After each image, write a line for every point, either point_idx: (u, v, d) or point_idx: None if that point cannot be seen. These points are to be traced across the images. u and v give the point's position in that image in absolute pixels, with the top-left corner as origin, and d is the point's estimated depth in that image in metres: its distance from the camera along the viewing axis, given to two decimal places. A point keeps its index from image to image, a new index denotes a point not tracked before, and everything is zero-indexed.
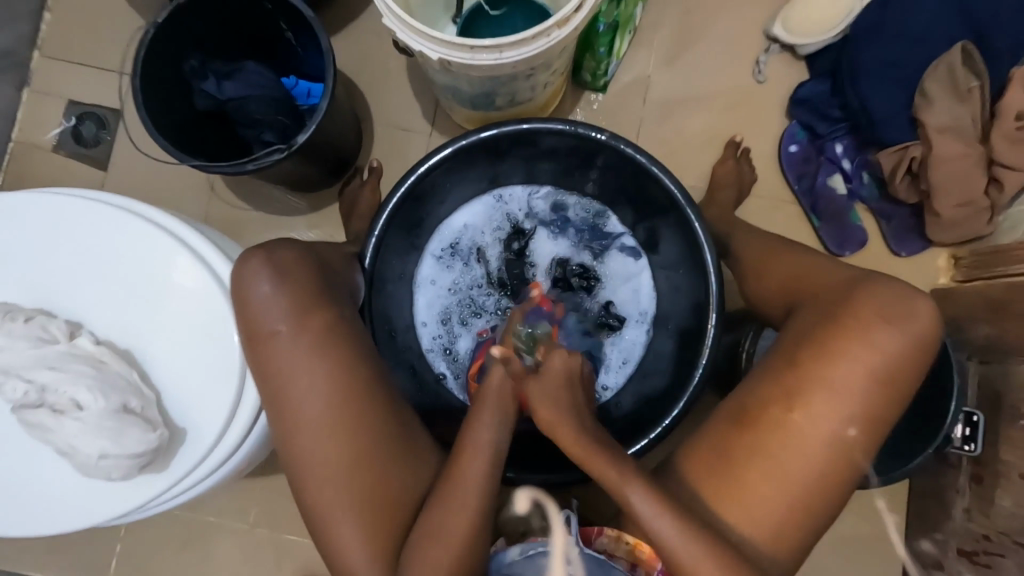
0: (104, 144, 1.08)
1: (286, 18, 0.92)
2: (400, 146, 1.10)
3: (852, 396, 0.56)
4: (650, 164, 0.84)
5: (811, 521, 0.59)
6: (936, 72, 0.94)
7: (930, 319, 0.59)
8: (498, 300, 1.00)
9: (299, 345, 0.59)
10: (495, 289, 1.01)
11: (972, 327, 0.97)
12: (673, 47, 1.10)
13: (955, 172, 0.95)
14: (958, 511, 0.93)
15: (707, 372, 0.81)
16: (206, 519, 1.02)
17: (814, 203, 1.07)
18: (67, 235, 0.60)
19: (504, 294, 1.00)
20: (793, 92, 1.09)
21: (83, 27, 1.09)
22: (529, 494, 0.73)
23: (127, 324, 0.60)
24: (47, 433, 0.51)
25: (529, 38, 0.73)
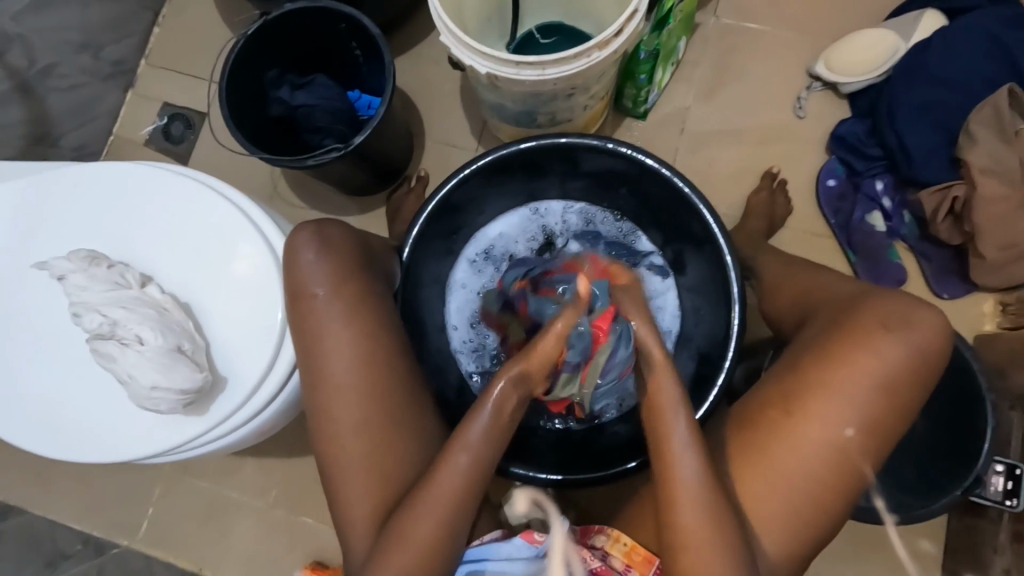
0: (188, 141, 1.21)
1: (359, 41, 1.02)
2: (446, 159, 1.18)
3: (851, 407, 0.60)
4: (689, 190, 0.86)
5: (812, 532, 0.61)
6: (981, 113, 0.93)
7: (935, 339, 0.61)
8: None
9: (334, 312, 0.64)
10: None
11: (1017, 376, 0.93)
12: (716, 81, 1.15)
13: (1000, 213, 0.93)
14: (997, 572, 0.86)
15: (725, 389, 0.80)
16: (230, 494, 1.06)
17: (850, 238, 1.06)
18: (151, 200, 0.69)
19: None
20: (833, 130, 1.10)
21: (185, 41, 1.24)
22: (529, 495, 0.70)
23: (189, 282, 0.67)
24: (112, 362, 0.59)
25: (569, 58, 0.79)
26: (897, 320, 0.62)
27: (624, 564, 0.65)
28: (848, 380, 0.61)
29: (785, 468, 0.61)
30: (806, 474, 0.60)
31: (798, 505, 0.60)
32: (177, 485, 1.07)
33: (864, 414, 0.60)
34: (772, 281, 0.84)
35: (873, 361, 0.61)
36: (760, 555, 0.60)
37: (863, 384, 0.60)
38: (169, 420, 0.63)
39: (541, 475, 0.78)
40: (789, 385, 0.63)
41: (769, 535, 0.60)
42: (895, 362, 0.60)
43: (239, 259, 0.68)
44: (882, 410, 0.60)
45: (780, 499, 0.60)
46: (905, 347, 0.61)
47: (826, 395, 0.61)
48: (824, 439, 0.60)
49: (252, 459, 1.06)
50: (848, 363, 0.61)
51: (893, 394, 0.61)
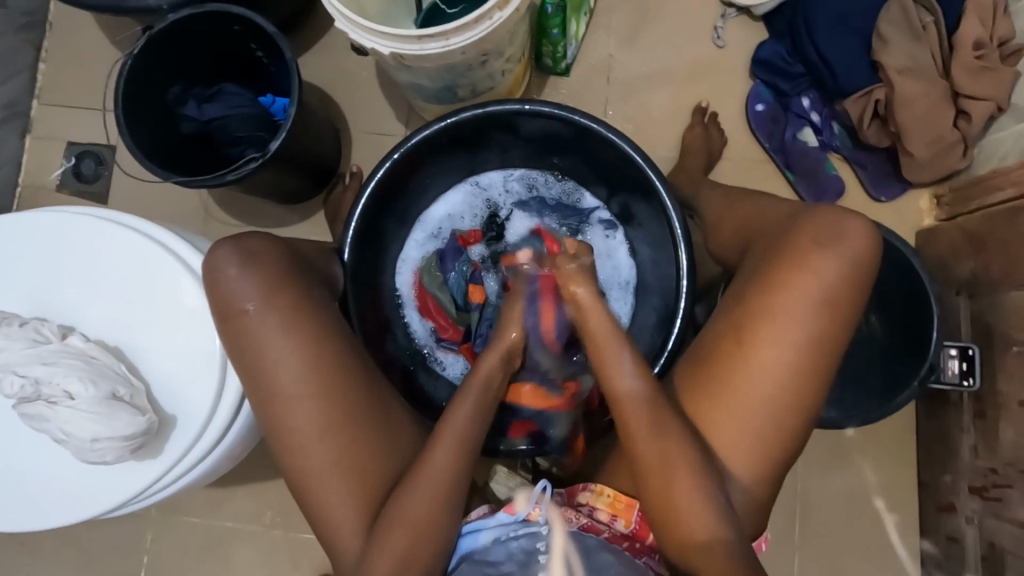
0: (103, 178, 1.14)
1: (257, 41, 0.97)
2: (378, 150, 1.14)
3: (795, 324, 0.61)
4: (618, 139, 0.85)
5: (781, 452, 0.63)
6: (889, 14, 0.94)
7: (862, 241, 0.62)
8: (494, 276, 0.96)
9: (274, 323, 0.62)
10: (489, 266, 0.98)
11: (957, 264, 0.97)
12: (633, 24, 1.13)
13: (923, 111, 0.94)
14: (965, 450, 0.92)
15: (684, 326, 0.81)
16: (223, 526, 1.04)
17: (787, 159, 1.07)
18: (55, 247, 0.65)
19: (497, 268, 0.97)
20: (753, 55, 1.10)
21: (76, 72, 1.16)
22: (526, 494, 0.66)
23: (117, 324, 0.64)
24: (44, 423, 0.56)
25: (472, 22, 0.76)
26: (827, 234, 0.63)
27: (610, 515, 0.67)
28: (791, 297, 0.62)
29: (745, 397, 0.62)
30: (762, 402, 0.62)
31: (762, 429, 0.62)
32: (168, 526, 1.04)
33: (809, 332, 0.61)
34: (713, 213, 0.85)
35: (811, 279, 0.62)
36: (734, 485, 0.62)
37: (805, 300, 0.61)
38: (123, 469, 0.61)
39: (519, 449, 0.81)
40: (737, 313, 0.64)
41: (742, 464, 0.62)
42: (833, 277, 0.62)
43: (167, 291, 0.64)
44: (825, 321, 0.62)
45: (743, 431, 0.62)
46: (842, 259, 0.62)
47: (773, 319, 0.62)
48: (775, 361, 0.61)
49: (240, 487, 1.04)
50: (790, 284, 0.62)
51: (836, 306, 0.62)
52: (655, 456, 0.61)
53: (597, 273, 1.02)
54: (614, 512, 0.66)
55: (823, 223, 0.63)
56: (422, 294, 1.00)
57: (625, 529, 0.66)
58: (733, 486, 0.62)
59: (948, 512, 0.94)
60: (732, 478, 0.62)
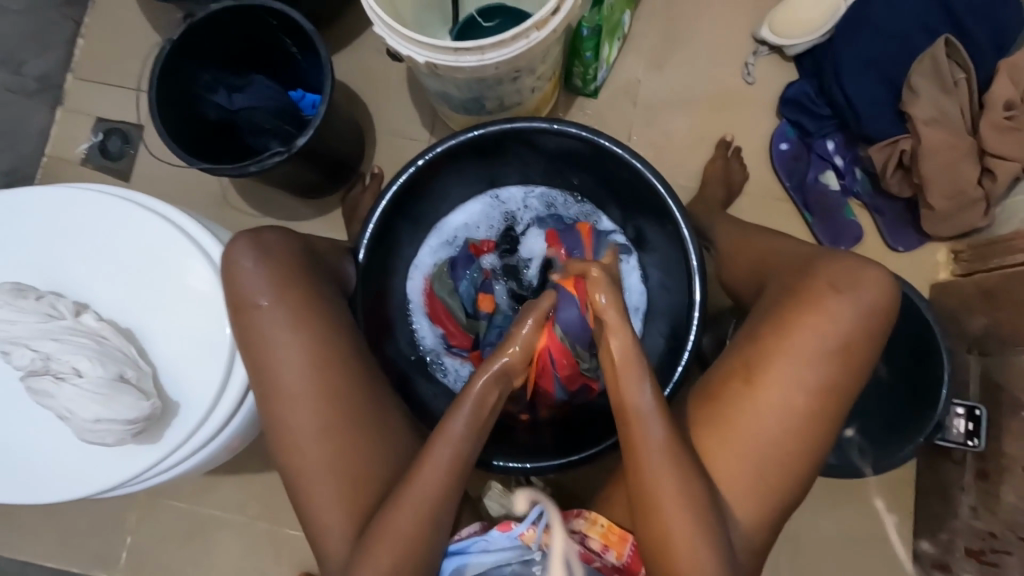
0: (127, 157, 1.15)
1: (292, 37, 0.99)
2: (400, 153, 1.15)
3: (804, 368, 0.61)
4: (640, 165, 0.86)
5: (781, 495, 0.62)
6: (921, 66, 0.94)
7: (879, 291, 0.62)
8: (504, 286, 0.96)
9: (285, 319, 0.62)
10: (498, 277, 0.98)
11: (970, 320, 0.96)
12: (664, 53, 1.14)
13: (947, 165, 0.94)
14: (964, 509, 0.90)
15: (691, 359, 0.80)
16: (209, 514, 1.04)
17: (805, 199, 1.07)
18: (77, 223, 0.66)
19: (507, 279, 0.97)
20: (782, 93, 1.11)
21: (113, 50, 1.18)
22: (528, 494, 0.64)
23: (130, 306, 0.64)
24: (49, 399, 0.56)
25: (508, 39, 0.77)
26: (846, 280, 0.63)
27: (602, 545, 0.66)
28: (802, 341, 0.61)
29: (749, 436, 0.61)
30: (764, 444, 0.61)
31: (764, 469, 0.61)
32: (155, 509, 1.04)
33: (818, 377, 0.61)
34: (729, 247, 0.85)
35: (827, 323, 0.61)
36: (733, 526, 0.61)
37: (817, 346, 0.61)
38: (121, 451, 0.61)
39: (515, 465, 0.79)
40: (747, 352, 0.64)
41: (742, 503, 0.61)
42: (849, 324, 0.61)
43: (181, 277, 0.65)
44: (835, 369, 0.61)
45: (743, 473, 0.61)
46: (857, 307, 0.62)
47: (785, 359, 0.61)
48: (781, 404, 0.61)
49: (230, 477, 1.04)
50: (806, 326, 0.62)
51: (846, 353, 0.61)
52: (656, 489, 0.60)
53: None
54: (606, 543, 0.66)
55: (840, 270, 0.63)
56: (432, 299, 1.01)
57: (616, 560, 0.65)
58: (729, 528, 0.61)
59: (942, 571, 0.92)
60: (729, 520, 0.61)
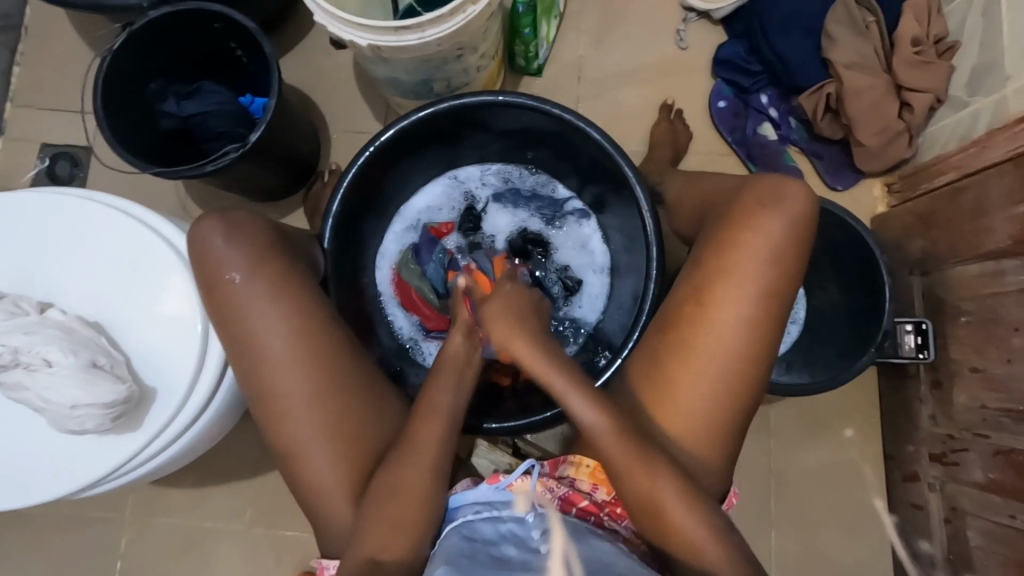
0: (79, 179, 1.14)
1: (238, 40, 1.00)
2: (356, 148, 1.16)
3: (748, 281, 0.65)
4: (584, 124, 0.89)
5: (742, 403, 0.66)
6: (836, 14, 1.02)
7: (804, 199, 0.67)
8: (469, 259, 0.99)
9: (254, 290, 0.63)
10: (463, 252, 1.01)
11: (910, 244, 1.03)
12: (601, 28, 1.19)
13: (870, 102, 1.01)
14: (925, 419, 0.96)
15: (656, 303, 0.84)
16: (202, 526, 1.02)
17: (749, 151, 1.13)
18: (34, 226, 0.66)
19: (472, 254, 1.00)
20: (714, 55, 1.17)
21: (52, 73, 1.17)
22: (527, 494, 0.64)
23: (97, 301, 0.64)
24: (24, 392, 0.56)
25: (446, 15, 0.80)
26: (771, 196, 0.67)
27: (592, 485, 0.68)
28: (744, 256, 0.66)
29: (704, 350, 0.65)
30: (724, 358, 0.65)
31: (723, 380, 0.65)
32: (145, 528, 1.02)
33: (761, 288, 0.65)
34: (676, 195, 0.90)
35: (759, 238, 0.66)
36: (703, 433, 0.65)
37: (758, 259, 0.65)
38: (103, 442, 0.60)
39: (501, 425, 0.81)
40: (695, 275, 0.68)
41: (706, 413, 0.65)
42: (780, 235, 0.66)
43: (144, 269, 0.65)
44: (776, 279, 0.65)
45: (708, 389, 0.65)
46: (786, 219, 0.66)
47: (728, 277, 0.65)
48: (735, 318, 0.65)
49: (219, 485, 1.03)
50: (743, 243, 0.66)
51: (784, 262, 0.66)
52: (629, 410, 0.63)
53: (570, 263, 1.05)
54: (596, 481, 0.67)
55: (767, 188, 0.68)
56: (401, 286, 1.01)
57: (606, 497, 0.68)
58: (705, 443, 0.65)
59: (913, 481, 0.98)
60: (702, 435, 0.65)
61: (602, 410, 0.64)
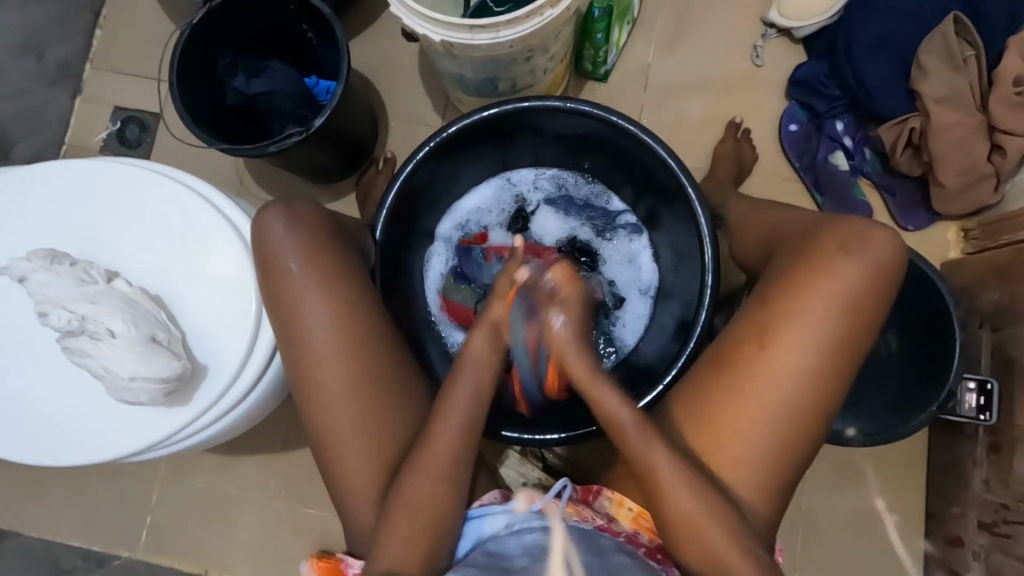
0: (145, 144, 1.18)
1: (309, 20, 1.00)
2: (412, 138, 1.16)
3: (818, 328, 0.62)
4: (654, 142, 0.86)
5: (795, 454, 0.63)
6: (930, 44, 0.95)
7: (888, 248, 0.63)
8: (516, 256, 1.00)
9: (309, 282, 0.64)
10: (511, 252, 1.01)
11: (982, 296, 0.97)
12: (673, 37, 1.15)
13: (957, 142, 0.95)
14: (976, 483, 0.91)
15: (705, 331, 0.81)
16: (230, 492, 1.06)
17: (816, 179, 1.08)
18: (105, 195, 0.68)
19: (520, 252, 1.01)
20: (791, 75, 1.11)
21: (130, 39, 1.20)
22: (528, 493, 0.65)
23: (159, 274, 0.66)
24: (86, 358, 0.58)
25: (523, 17, 0.78)
26: (855, 242, 0.63)
27: (632, 529, 0.67)
28: (816, 301, 0.62)
29: (761, 393, 0.62)
30: (780, 405, 0.62)
31: (778, 428, 0.62)
32: (176, 487, 1.06)
33: (830, 336, 0.62)
34: (738, 221, 0.86)
35: (836, 285, 0.62)
36: (748, 478, 0.62)
37: (831, 306, 0.62)
38: (154, 413, 0.62)
39: (531, 436, 0.79)
40: (758, 314, 0.65)
41: (756, 460, 0.62)
42: (859, 284, 0.62)
43: (206, 248, 0.67)
44: (848, 329, 0.62)
45: (759, 433, 0.62)
46: (866, 267, 0.63)
47: (795, 321, 0.62)
48: (797, 365, 0.62)
49: (248, 455, 1.06)
50: (817, 288, 0.62)
51: (859, 312, 0.62)
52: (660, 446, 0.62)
53: (617, 277, 1.03)
54: (637, 526, 0.66)
55: (849, 233, 0.64)
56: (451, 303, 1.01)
57: (647, 542, 0.66)
58: (749, 489, 0.63)
59: (954, 546, 0.93)
60: (746, 480, 0.63)
61: (650, 426, 0.64)
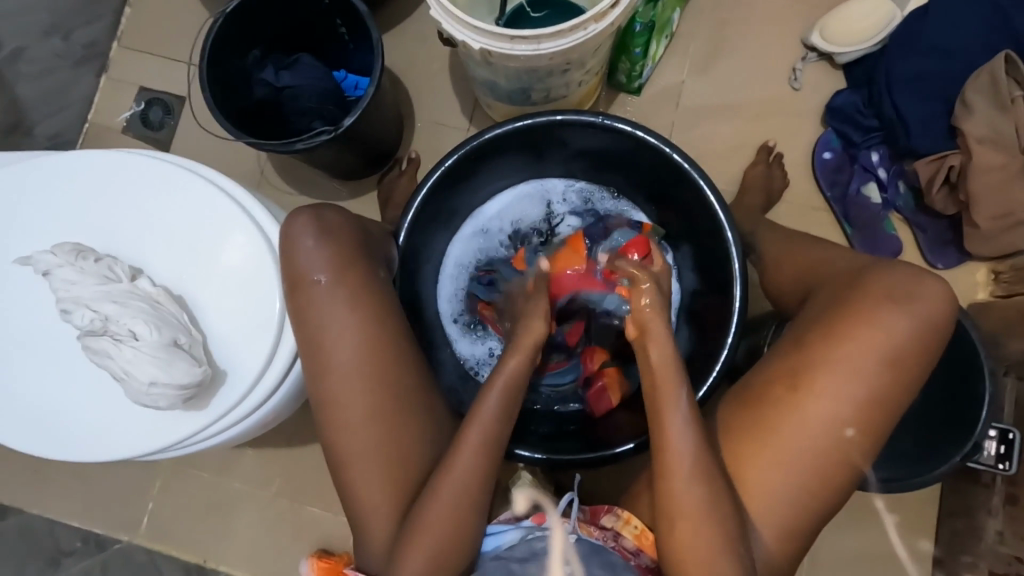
0: (168, 127, 1.16)
1: (343, 16, 0.98)
2: (438, 139, 1.15)
3: (857, 380, 0.61)
4: (688, 165, 0.83)
5: (820, 505, 0.62)
6: (977, 81, 0.92)
7: (934, 302, 0.62)
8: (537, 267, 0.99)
9: (338, 294, 0.63)
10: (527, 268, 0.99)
11: (1009, 342, 0.95)
12: (711, 55, 1.12)
13: (997, 184, 0.92)
14: (989, 533, 0.89)
15: (727, 364, 0.80)
16: (232, 485, 1.05)
17: (846, 211, 1.06)
18: (129, 189, 0.67)
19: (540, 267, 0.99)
20: (829, 102, 1.09)
21: (159, 20, 1.19)
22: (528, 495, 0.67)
23: (182, 274, 0.65)
24: (106, 359, 0.58)
25: (565, 31, 0.76)
26: (903, 293, 0.62)
27: (636, 547, 0.65)
28: (857, 351, 0.61)
29: (791, 441, 0.61)
30: (810, 455, 0.61)
31: (805, 477, 0.61)
32: (179, 476, 1.06)
33: (868, 389, 0.61)
34: (772, 254, 0.85)
35: (877, 334, 0.61)
36: (770, 522, 0.61)
37: (873, 358, 0.61)
38: (170, 417, 0.62)
39: (535, 455, 0.78)
40: (794, 359, 0.64)
41: (778, 507, 0.61)
42: (903, 338, 0.61)
43: (226, 251, 0.66)
44: (888, 384, 0.61)
45: (786, 482, 0.61)
46: (914, 321, 0.61)
47: (833, 370, 0.61)
48: (832, 415, 0.61)
49: (253, 450, 1.05)
50: (857, 337, 0.61)
51: (901, 365, 0.61)
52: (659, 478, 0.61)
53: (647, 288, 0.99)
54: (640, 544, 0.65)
55: (897, 284, 0.63)
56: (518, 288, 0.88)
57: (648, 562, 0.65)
58: (770, 537, 0.61)
59: None
60: (766, 528, 0.61)
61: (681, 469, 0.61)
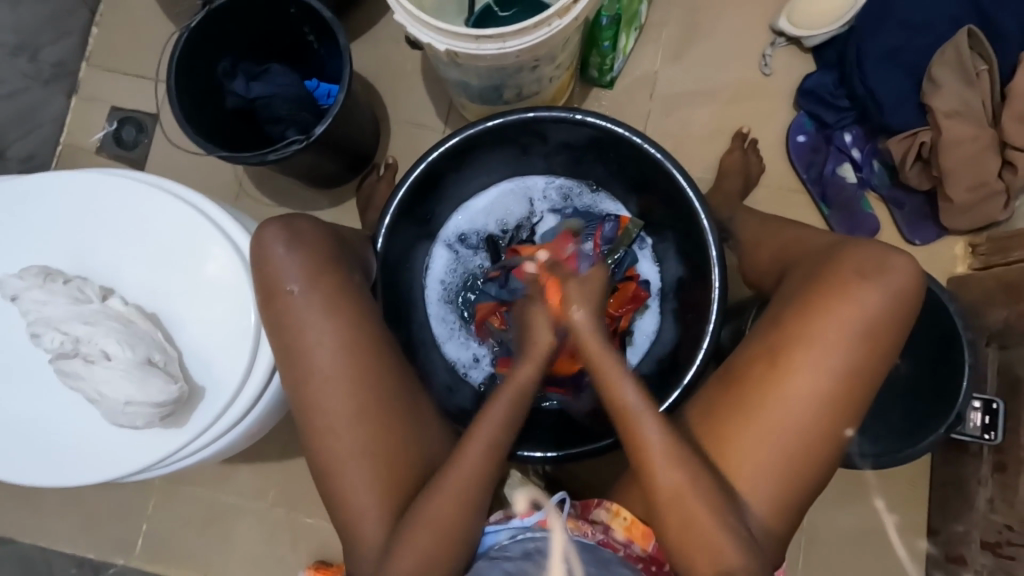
0: (142, 145, 1.15)
1: (311, 25, 0.98)
2: (414, 142, 1.14)
3: (834, 356, 0.61)
4: (660, 155, 0.84)
5: (806, 482, 0.62)
6: (942, 57, 0.93)
7: (905, 275, 0.62)
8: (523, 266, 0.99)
9: (313, 301, 0.63)
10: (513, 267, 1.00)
11: (990, 313, 0.96)
12: (681, 44, 1.13)
13: (968, 157, 0.93)
14: (981, 502, 0.90)
15: (711, 350, 0.80)
16: (226, 500, 1.04)
17: (823, 192, 1.06)
18: (96, 208, 0.66)
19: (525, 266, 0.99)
20: (800, 84, 1.10)
21: (127, 37, 1.18)
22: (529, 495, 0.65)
23: (155, 290, 0.65)
24: (80, 381, 0.57)
25: (530, 27, 0.76)
26: (873, 268, 0.63)
27: (627, 538, 0.65)
28: (832, 328, 0.61)
29: (773, 420, 0.61)
30: (793, 433, 0.61)
31: (789, 456, 0.61)
32: (172, 494, 1.05)
33: (845, 365, 0.61)
34: (749, 237, 0.85)
35: (853, 310, 0.61)
36: (761, 503, 0.61)
37: (848, 334, 0.61)
38: (149, 435, 0.61)
39: (538, 454, 0.78)
40: (771, 339, 0.64)
41: (765, 487, 0.61)
42: (875, 312, 0.61)
43: (197, 265, 0.65)
44: (864, 359, 0.61)
45: (770, 462, 0.61)
46: (885, 294, 0.62)
47: (809, 349, 0.62)
48: (811, 392, 0.61)
49: (245, 463, 1.04)
50: (831, 314, 0.62)
51: (876, 339, 0.62)
52: (645, 467, 0.62)
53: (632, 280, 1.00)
54: (631, 535, 0.64)
55: (867, 258, 0.63)
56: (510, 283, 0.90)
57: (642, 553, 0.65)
58: (758, 517, 0.61)
59: (958, 565, 0.92)
60: (755, 509, 0.61)
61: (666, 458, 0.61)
